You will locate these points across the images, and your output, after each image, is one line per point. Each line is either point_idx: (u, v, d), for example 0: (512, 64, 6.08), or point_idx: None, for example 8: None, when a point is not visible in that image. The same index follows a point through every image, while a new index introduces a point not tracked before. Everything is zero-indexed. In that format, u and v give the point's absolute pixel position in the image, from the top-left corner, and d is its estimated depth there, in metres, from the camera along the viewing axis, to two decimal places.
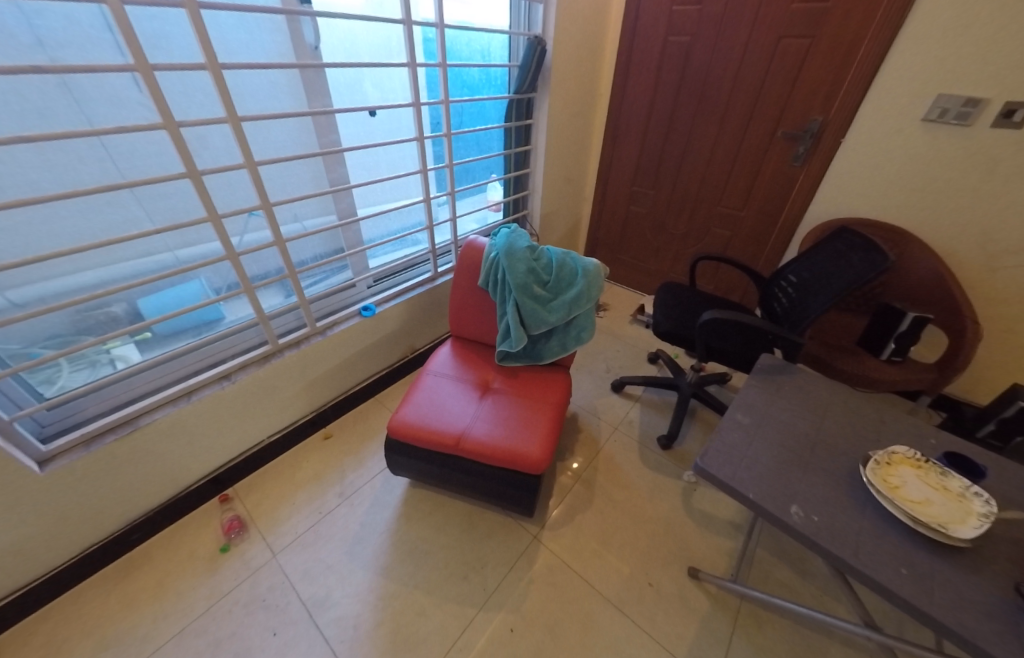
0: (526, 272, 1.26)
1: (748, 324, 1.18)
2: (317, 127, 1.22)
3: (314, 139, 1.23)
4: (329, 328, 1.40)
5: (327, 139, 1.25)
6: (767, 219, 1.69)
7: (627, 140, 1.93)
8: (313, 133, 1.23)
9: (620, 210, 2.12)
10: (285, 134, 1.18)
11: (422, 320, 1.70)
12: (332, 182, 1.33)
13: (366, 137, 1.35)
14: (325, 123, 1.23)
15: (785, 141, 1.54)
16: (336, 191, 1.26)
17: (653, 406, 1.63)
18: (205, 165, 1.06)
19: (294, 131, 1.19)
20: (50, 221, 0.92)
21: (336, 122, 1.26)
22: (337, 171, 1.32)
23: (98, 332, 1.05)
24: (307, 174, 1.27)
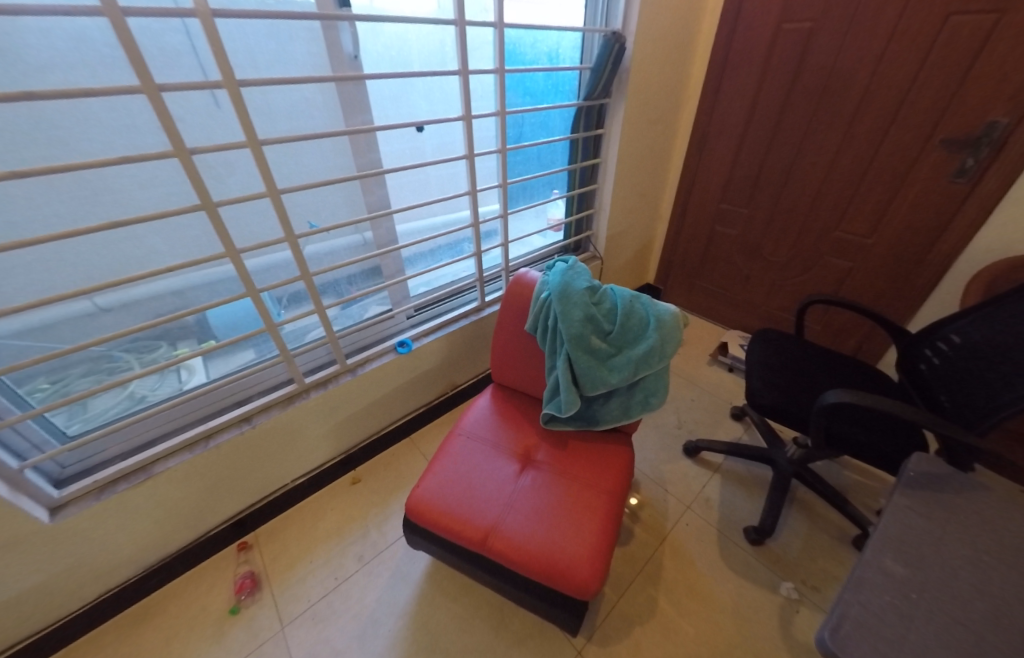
0: (582, 322, 1.02)
1: (892, 414, 0.84)
2: (355, 147, 1.09)
3: (352, 160, 1.10)
4: (359, 366, 1.27)
5: (368, 160, 1.12)
6: (907, 252, 1.30)
7: (717, 150, 1.62)
8: (350, 154, 1.10)
9: (703, 230, 1.81)
10: (321, 155, 1.05)
11: (464, 355, 1.53)
12: (370, 206, 1.19)
13: (412, 156, 1.20)
14: (361, 142, 1.09)
15: (942, 153, 1.15)
16: (375, 218, 1.12)
17: (737, 480, 1.31)
18: (229, 192, 0.94)
19: (329, 151, 1.06)
20: (92, 251, 0.84)
21: (378, 139, 1.11)
22: (378, 192, 1.18)
23: (170, 339, 1.02)
24: (343, 198, 1.14)
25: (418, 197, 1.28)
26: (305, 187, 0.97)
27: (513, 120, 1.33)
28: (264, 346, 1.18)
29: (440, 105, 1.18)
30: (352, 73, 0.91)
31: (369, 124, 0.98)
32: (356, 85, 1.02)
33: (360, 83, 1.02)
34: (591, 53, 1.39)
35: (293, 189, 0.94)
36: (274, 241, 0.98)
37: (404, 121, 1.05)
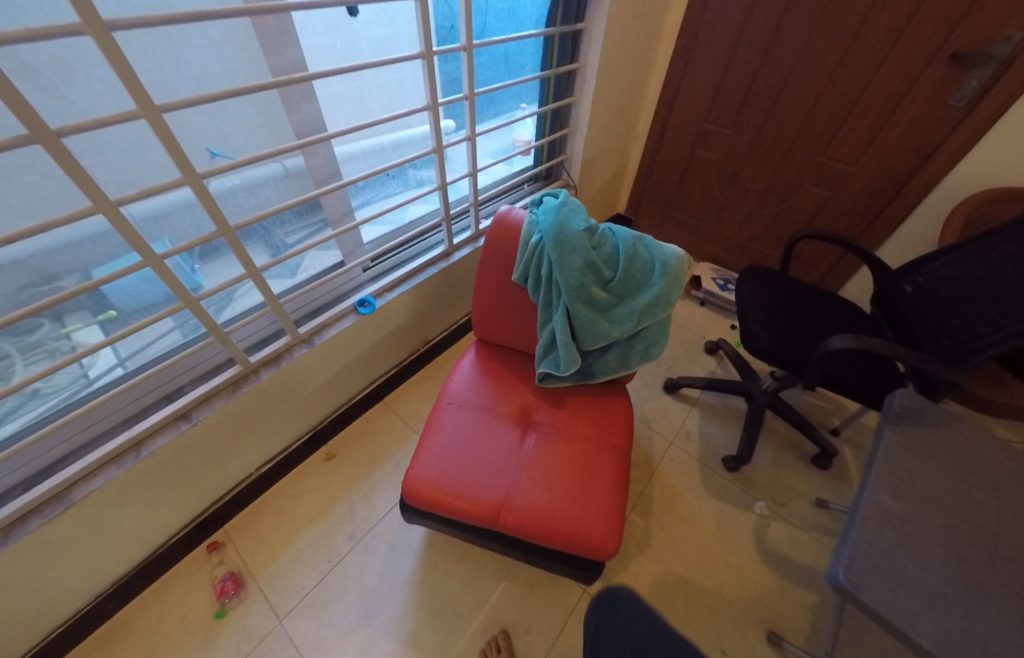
0: (581, 270, 0.88)
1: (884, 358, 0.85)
2: (269, 41, 0.77)
3: (262, 60, 0.78)
4: (316, 335, 1.07)
5: (289, 60, 0.81)
6: (889, 178, 1.34)
7: (706, 57, 1.49)
8: (257, 51, 0.77)
9: (683, 152, 1.74)
10: (218, 53, 0.73)
11: (435, 307, 1.37)
12: (296, 126, 0.89)
13: (351, 56, 0.90)
14: (269, 31, 0.76)
15: (947, 71, 1.13)
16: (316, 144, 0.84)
17: (714, 412, 1.39)
18: (79, 116, 0.62)
19: (227, 46, 0.74)
20: None
21: (294, 25, 0.79)
22: (309, 106, 0.88)
23: (52, 314, 0.74)
24: (256, 116, 0.83)
25: (360, 112, 0.99)
26: (205, 100, 0.67)
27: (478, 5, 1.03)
28: (183, 324, 0.93)
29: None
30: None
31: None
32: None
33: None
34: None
35: (186, 103, 0.64)
36: (169, 183, 0.69)
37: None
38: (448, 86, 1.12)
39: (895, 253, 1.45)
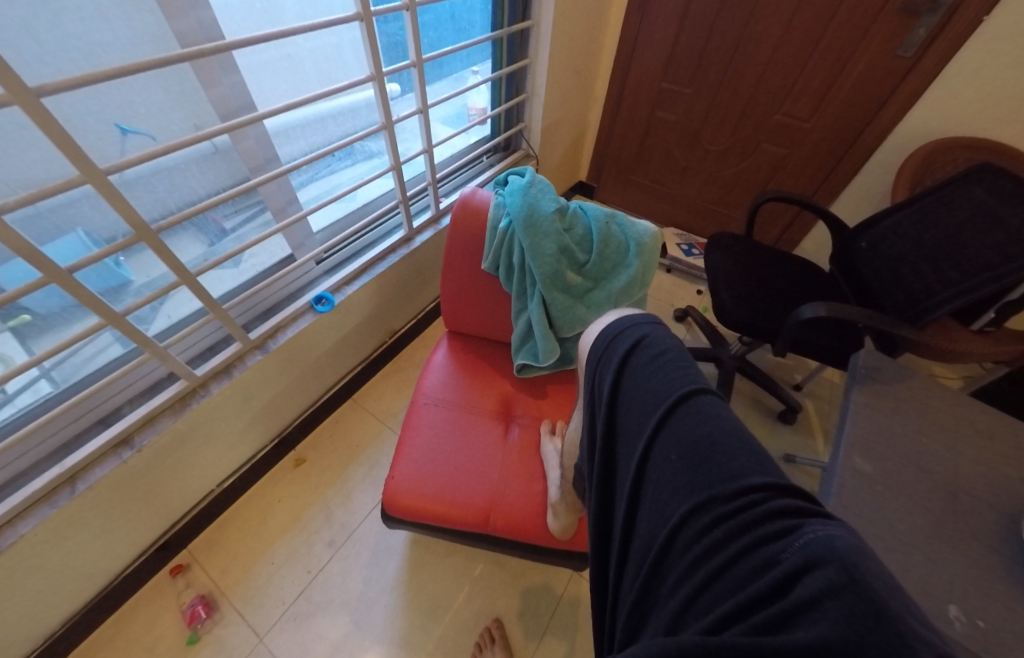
0: (555, 255, 0.86)
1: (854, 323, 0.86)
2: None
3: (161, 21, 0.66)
4: (270, 340, 0.98)
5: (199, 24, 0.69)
6: (842, 134, 1.35)
7: (661, 12, 1.42)
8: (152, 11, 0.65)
9: (642, 115, 1.68)
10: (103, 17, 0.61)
11: (399, 297, 1.29)
12: (217, 103, 0.78)
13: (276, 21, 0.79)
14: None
15: (896, 21, 1.13)
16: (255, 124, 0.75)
17: None
18: None
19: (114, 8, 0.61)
20: None
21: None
22: (231, 79, 0.77)
23: None
24: (167, 94, 0.72)
25: (293, 84, 0.88)
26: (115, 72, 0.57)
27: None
28: (109, 339, 0.82)
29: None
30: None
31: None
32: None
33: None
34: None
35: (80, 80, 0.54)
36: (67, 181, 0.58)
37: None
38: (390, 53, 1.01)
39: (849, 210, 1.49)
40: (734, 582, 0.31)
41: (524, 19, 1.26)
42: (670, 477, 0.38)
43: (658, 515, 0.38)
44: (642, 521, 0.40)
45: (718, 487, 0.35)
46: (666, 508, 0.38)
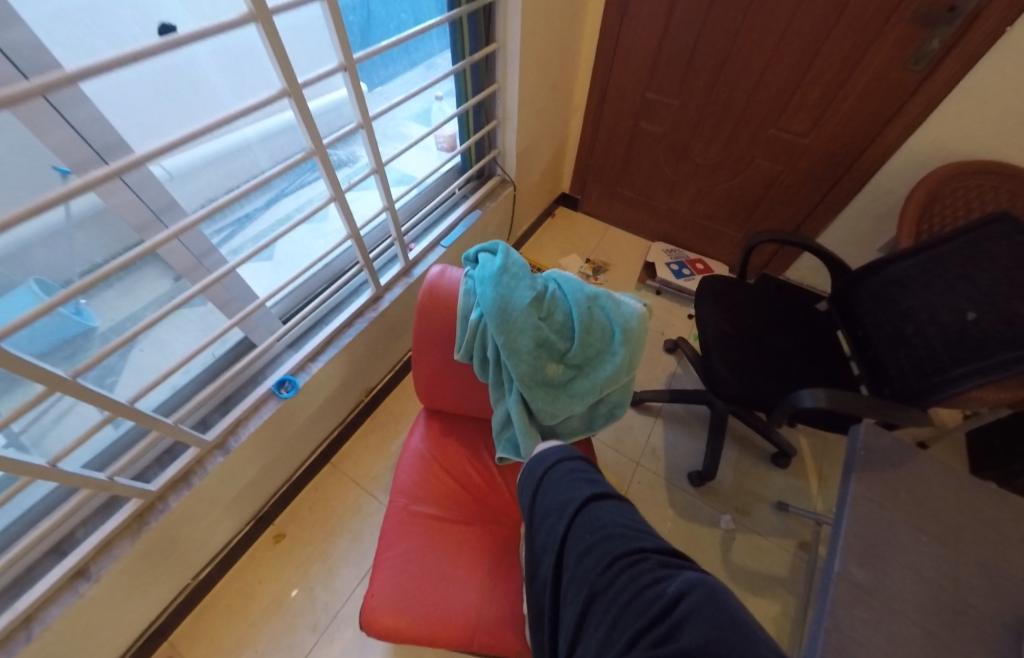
0: (532, 350, 0.78)
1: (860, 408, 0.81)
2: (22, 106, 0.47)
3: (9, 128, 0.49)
4: (231, 438, 0.93)
5: (85, 130, 0.53)
6: (844, 151, 1.23)
7: (642, 14, 1.27)
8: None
9: (625, 127, 1.54)
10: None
11: (372, 358, 1.25)
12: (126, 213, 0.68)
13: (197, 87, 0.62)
14: (41, 124, 0.49)
15: (909, 30, 0.99)
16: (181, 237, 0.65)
17: (679, 422, 1.37)
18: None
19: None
20: None
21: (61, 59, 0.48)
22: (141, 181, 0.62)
23: None
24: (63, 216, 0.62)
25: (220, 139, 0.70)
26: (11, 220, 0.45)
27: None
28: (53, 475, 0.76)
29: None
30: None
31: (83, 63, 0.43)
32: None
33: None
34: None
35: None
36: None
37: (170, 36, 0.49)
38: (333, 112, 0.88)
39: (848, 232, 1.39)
40: (630, 601, 0.45)
41: (488, 43, 1.13)
42: (586, 551, 0.52)
43: (580, 580, 0.50)
44: (570, 588, 0.52)
45: (619, 545, 0.50)
46: (587, 574, 0.50)
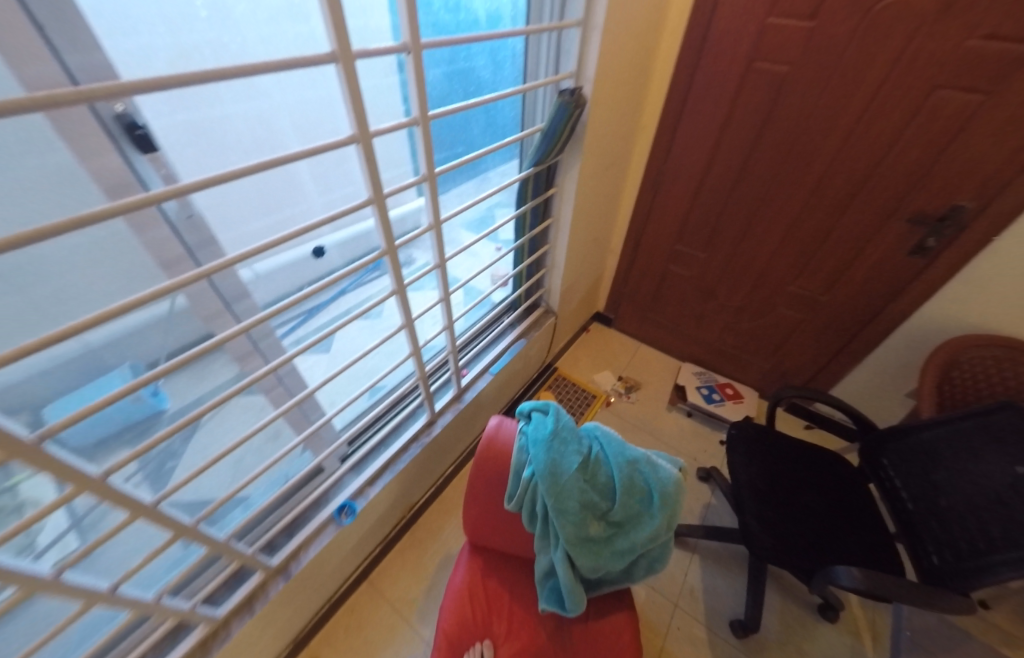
0: (579, 513, 0.88)
1: (904, 596, 0.90)
2: (178, 266, 0.77)
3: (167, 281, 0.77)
4: (293, 563, 1.07)
5: (226, 292, 0.87)
6: (858, 311, 1.39)
7: (674, 189, 1.57)
8: (156, 265, 0.75)
9: (657, 268, 1.79)
10: (106, 296, 0.72)
11: (422, 474, 1.42)
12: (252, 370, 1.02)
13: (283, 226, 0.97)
14: (198, 292, 0.81)
15: (905, 228, 1.21)
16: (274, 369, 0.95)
17: (715, 560, 1.37)
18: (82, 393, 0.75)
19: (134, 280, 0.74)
20: None
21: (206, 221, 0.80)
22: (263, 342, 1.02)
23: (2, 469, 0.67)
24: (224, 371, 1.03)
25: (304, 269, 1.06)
26: (166, 369, 0.69)
27: (433, 72, 1.02)
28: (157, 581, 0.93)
29: (320, 138, 0.90)
30: (164, 188, 0.57)
31: (231, 256, 0.70)
32: (128, 161, 0.64)
33: (165, 160, 0.68)
34: (537, 77, 1.26)
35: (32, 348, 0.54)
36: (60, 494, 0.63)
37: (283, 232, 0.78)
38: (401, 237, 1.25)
39: (865, 382, 1.49)
40: None
41: (546, 217, 1.47)
42: None
43: None
44: None
45: None
46: None
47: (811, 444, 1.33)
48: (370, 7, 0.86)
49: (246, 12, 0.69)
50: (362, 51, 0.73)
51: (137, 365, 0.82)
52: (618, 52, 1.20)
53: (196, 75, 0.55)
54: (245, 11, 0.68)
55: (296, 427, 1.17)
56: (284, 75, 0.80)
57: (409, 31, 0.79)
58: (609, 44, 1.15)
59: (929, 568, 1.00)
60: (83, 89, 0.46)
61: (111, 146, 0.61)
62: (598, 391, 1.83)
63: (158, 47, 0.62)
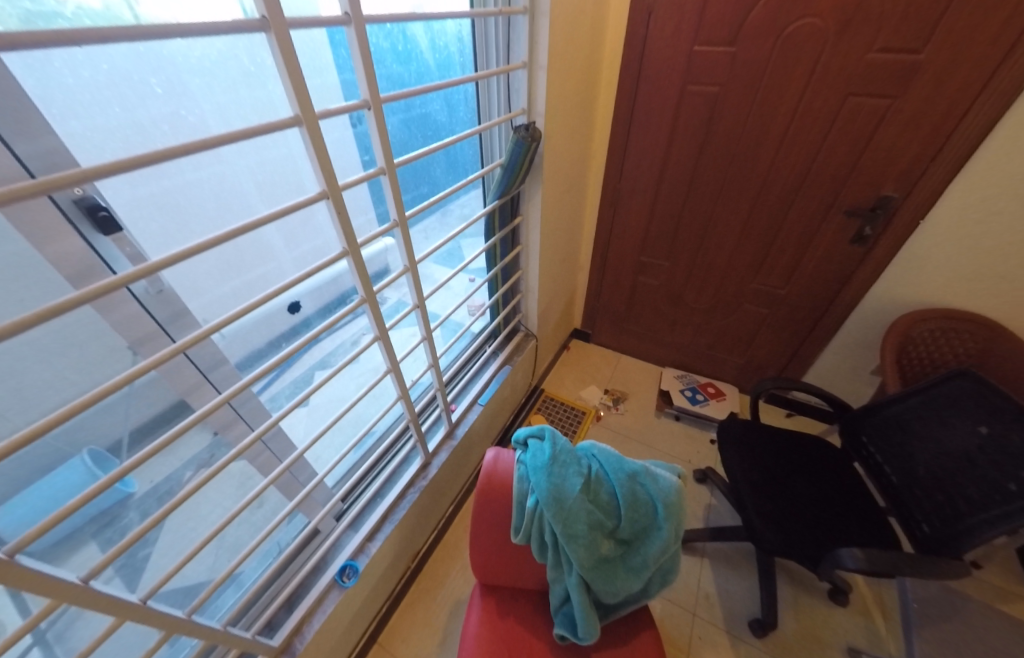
0: (588, 534, 0.88)
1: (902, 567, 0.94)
2: (151, 343, 0.74)
3: (137, 359, 0.74)
4: (296, 639, 1.00)
5: (203, 362, 0.83)
6: (816, 300, 1.48)
7: (631, 205, 1.65)
8: (124, 345, 0.72)
9: (626, 281, 1.85)
10: (74, 385, 0.69)
11: (422, 519, 1.38)
12: (236, 440, 0.97)
13: (256, 285, 0.96)
14: (173, 367, 0.78)
15: (843, 220, 1.32)
16: (261, 437, 0.87)
17: (725, 560, 1.38)
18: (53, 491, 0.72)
19: (98, 362, 0.70)
20: None
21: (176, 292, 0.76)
22: (246, 406, 0.96)
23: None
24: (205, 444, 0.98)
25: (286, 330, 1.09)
26: (141, 459, 0.62)
27: (392, 121, 1.05)
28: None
29: (282, 196, 0.92)
30: (137, 268, 0.54)
31: (210, 325, 0.65)
32: (89, 242, 0.61)
33: (129, 239, 0.66)
34: (490, 116, 1.31)
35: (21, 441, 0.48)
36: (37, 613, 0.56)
37: (262, 294, 0.73)
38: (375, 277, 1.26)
39: (833, 364, 1.58)
40: None
41: (515, 245, 1.50)
42: None
43: None
44: None
45: None
46: None
47: (795, 432, 1.38)
48: (323, 69, 0.89)
49: (202, 88, 0.71)
50: (324, 114, 0.72)
51: (95, 450, 0.79)
52: (563, 87, 1.27)
53: (160, 152, 0.51)
54: (202, 88, 0.71)
55: (286, 491, 1.12)
56: (246, 143, 0.81)
57: (369, 89, 0.80)
58: (555, 80, 1.22)
59: (921, 537, 1.04)
60: (44, 180, 0.43)
61: (71, 230, 0.59)
62: (587, 407, 1.85)
63: (115, 131, 0.62)
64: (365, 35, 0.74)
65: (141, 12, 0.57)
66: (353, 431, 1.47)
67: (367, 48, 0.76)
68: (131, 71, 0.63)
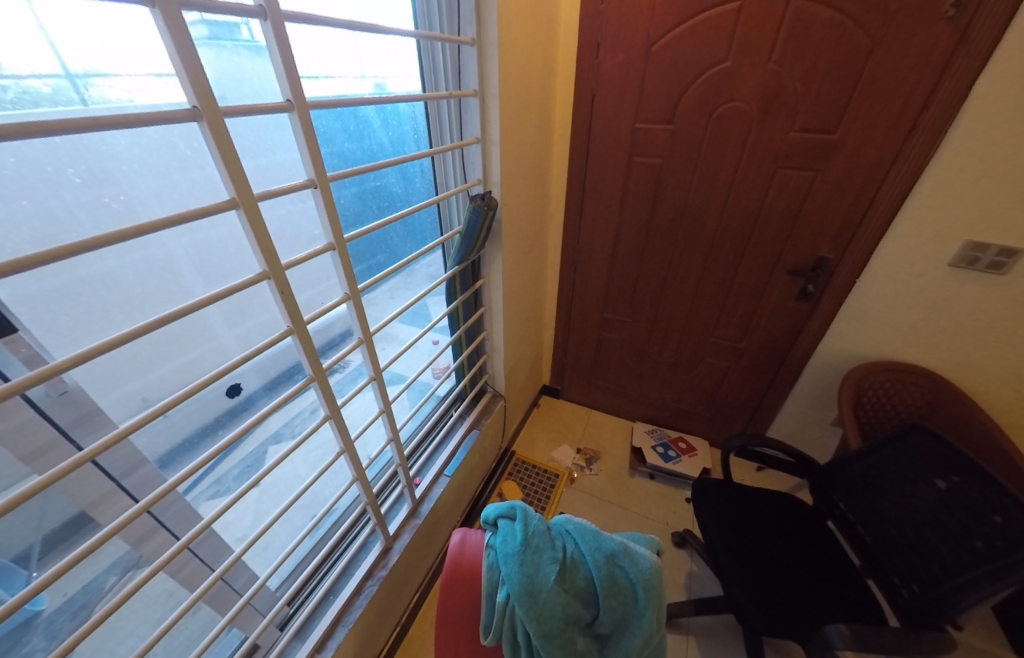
0: (563, 630, 0.79)
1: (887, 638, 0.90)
2: (49, 455, 0.64)
3: (32, 475, 0.64)
4: None
5: (114, 469, 0.73)
6: (772, 351, 1.52)
7: (590, 265, 1.70)
8: (15, 461, 0.62)
9: (591, 336, 1.86)
10: None
11: (381, 618, 1.23)
12: (151, 552, 0.83)
13: (189, 371, 0.87)
14: (77, 478, 0.68)
15: (787, 279, 1.39)
16: (187, 545, 0.72)
17: (712, 637, 1.30)
18: None
19: None
20: None
21: (84, 391, 0.68)
22: (168, 512, 0.84)
23: None
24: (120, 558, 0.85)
25: (228, 410, 1.01)
26: (55, 573, 0.53)
27: (343, 193, 1.02)
28: None
29: (226, 278, 0.84)
30: (30, 373, 0.46)
31: (123, 427, 0.57)
32: None
33: (27, 340, 0.59)
34: (448, 187, 1.34)
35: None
36: None
37: (202, 378, 0.66)
38: (328, 344, 1.15)
39: (796, 415, 1.60)
40: None
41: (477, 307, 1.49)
42: None
43: None
44: None
45: None
46: None
47: (770, 492, 1.35)
48: (273, 146, 0.84)
49: (132, 172, 0.66)
50: (267, 196, 0.67)
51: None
52: (517, 159, 1.32)
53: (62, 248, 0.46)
54: (128, 172, 0.66)
55: (218, 604, 0.98)
56: (185, 227, 0.77)
57: (314, 167, 0.76)
58: (508, 154, 1.27)
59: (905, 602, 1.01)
60: None
61: None
62: (560, 469, 1.78)
63: (17, 224, 0.55)
64: (309, 121, 0.72)
65: (91, 95, 0.55)
66: (307, 516, 1.34)
67: (313, 132, 0.73)
68: (43, 162, 0.57)
